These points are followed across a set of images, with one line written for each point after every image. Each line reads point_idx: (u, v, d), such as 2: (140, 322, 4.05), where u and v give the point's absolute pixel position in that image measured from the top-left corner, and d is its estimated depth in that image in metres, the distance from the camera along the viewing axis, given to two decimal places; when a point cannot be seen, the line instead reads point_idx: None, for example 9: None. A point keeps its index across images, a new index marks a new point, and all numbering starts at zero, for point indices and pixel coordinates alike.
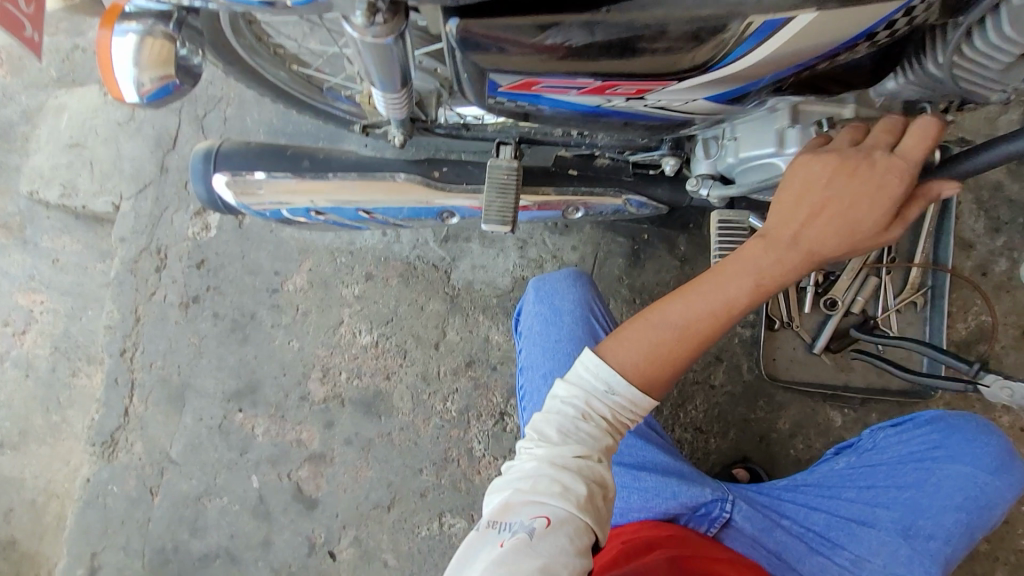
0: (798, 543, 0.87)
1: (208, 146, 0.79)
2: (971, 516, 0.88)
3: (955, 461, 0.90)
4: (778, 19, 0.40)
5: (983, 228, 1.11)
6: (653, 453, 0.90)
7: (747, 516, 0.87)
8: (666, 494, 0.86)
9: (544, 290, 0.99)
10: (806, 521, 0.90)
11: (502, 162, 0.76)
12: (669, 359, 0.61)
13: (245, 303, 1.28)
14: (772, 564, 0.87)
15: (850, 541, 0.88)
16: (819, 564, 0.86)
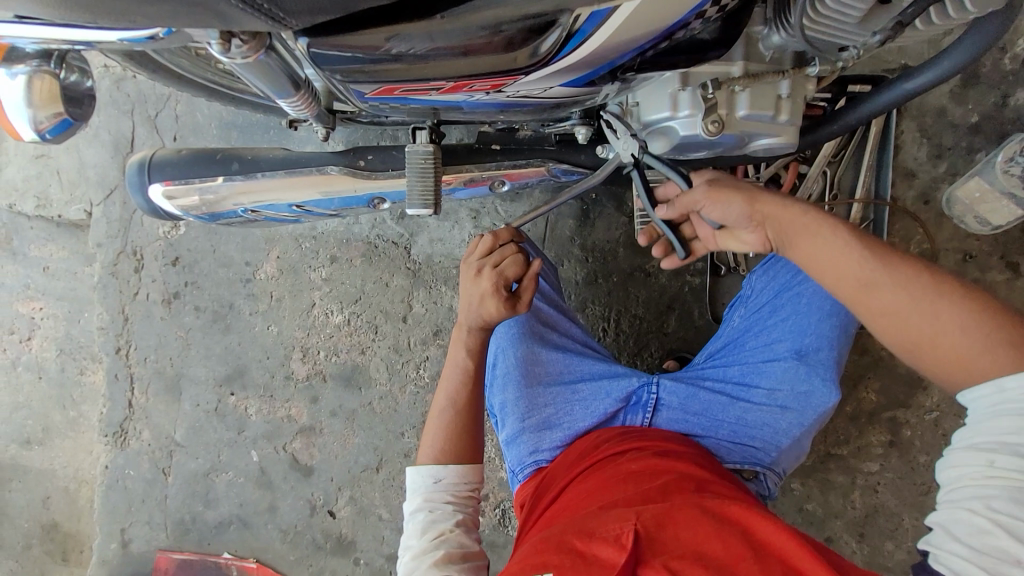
0: (718, 398, 0.92)
1: (144, 157, 0.83)
2: (844, 316, 0.85)
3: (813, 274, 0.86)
4: (604, 10, 0.42)
5: (926, 156, 1.11)
6: (591, 365, 0.95)
7: (672, 390, 0.93)
8: (602, 395, 0.93)
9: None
10: (724, 377, 0.93)
11: (419, 147, 0.78)
12: (458, 430, 0.79)
13: (222, 295, 1.35)
14: (702, 425, 0.93)
15: (760, 378, 0.90)
16: (740, 410, 0.91)
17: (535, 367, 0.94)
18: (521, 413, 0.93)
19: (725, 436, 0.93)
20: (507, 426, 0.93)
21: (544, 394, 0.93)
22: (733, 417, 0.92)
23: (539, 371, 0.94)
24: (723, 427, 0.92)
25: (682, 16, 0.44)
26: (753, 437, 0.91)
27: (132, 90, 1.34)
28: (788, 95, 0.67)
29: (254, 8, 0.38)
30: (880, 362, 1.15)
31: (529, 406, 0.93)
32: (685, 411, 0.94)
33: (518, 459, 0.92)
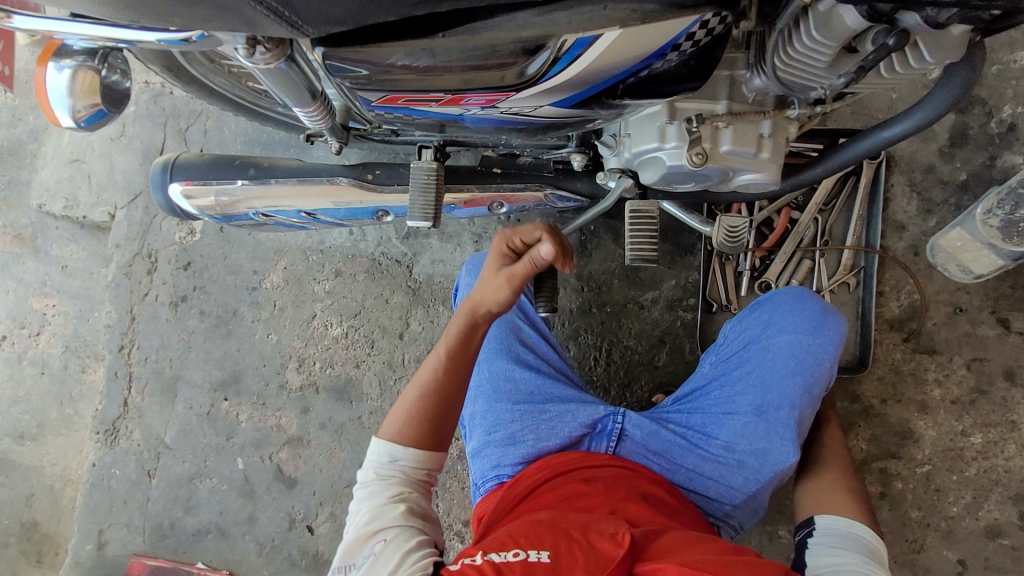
0: (678, 440, 0.92)
1: (168, 159, 0.89)
2: (807, 377, 0.86)
3: (780, 332, 0.89)
4: (588, 37, 0.47)
5: (915, 209, 1.14)
6: (561, 389, 0.97)
7: (637, 423, 0.92)
8: (566, 417, 0.93)
9: (471, 264, 1.04)
10: (687, 422, 0.93)
11: (424, 164, 0.83)
12: (425, 411, 0.78)
13: (227, 301, 1.39)
14: (662, 466, 0.92)
15: (718, 430, 0.90)
16: (698, 457, 0.91)
17: (507, 384, 0.97)
18: (488, 426, 0.95)
19: (681, 479, 0.91)
20: (474, 438, 0.96)
21: (510, 410, 0.95)
22: (690, 462, 0.91)
23: (510, 389, 0.97)
24: (680, 471, 0.91)
25: (659, 47, 0.49)
26: (709, 487, 0.90)
27: (167, 104, 1.43)
28: (769, 135, 0.71)
29: (276, 14, 0.43)
30: (872, 411, 1.15)
31: (496, 421, 0.95)
32: (648, 450, 0.93)
33: (480, 473, 0.94)
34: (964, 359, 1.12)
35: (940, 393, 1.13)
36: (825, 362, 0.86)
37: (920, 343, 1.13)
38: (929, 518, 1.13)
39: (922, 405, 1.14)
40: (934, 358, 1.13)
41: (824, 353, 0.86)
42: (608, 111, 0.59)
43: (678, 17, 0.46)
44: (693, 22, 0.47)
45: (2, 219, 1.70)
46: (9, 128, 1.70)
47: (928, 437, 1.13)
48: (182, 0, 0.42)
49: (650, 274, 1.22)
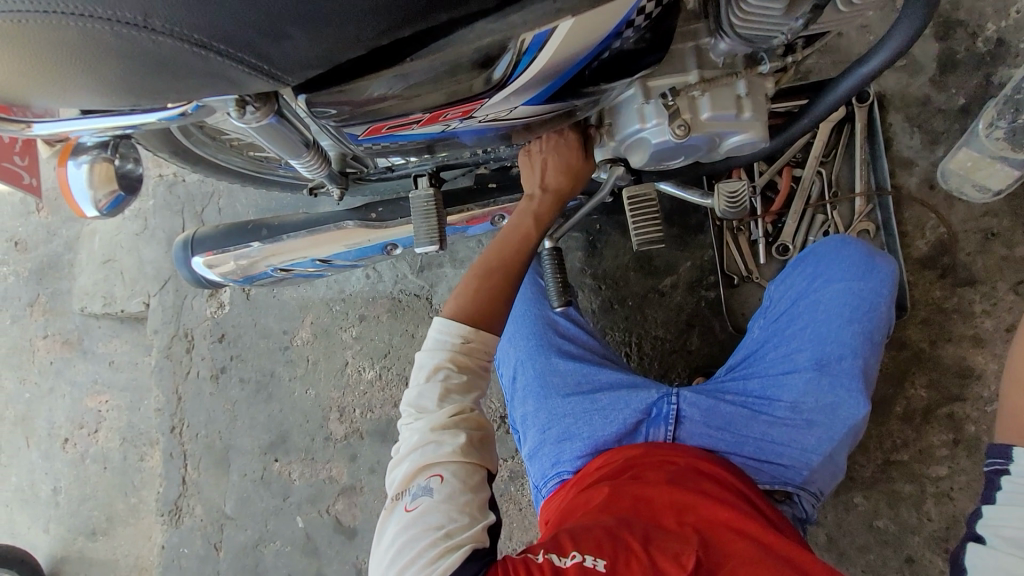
0: (740, 411, 0.89)
1: (188, 235, 0.94)
2: (865, 322, 0.85)
3: (828, 283, 0.88)
4: (544, 32, 0.49)
5: (920, 143, 1.12)
6: (609, 375, 0.95)
7: (692, 402, 0.90)
8: (621, 405, 0.91)
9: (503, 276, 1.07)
10: (745, 390, 0.91)
11: (421, 192, 0.87)
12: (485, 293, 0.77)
13: (264, 364, 1.44)
14: (727, 441, 0.88)
15: (781, 391, 0.88)
16: (764, 424, 0.87)
17: (553, 377, 0.96)
18: (541, 424, 0.94)
19: (749, 453, 0.87)
20: (529, 439, 0.95)
21: (562, 404, 0.94)
22: (757, 433, 0.88)
23: (557, 382, 0.96)
24: (748, 443, 0.88)
25: (615, 26, 0.51)
26: (781, 453, 0.87)
27: (182, 192, 1.53)
28: (747, 94, 0.72)
29: (256, 70, 0.47)
30: (924, 356, 1.10)
31: (550, 417, 0.94)
32: (708, 426, 0.89)
33: (541, 473, 0.92)
34: (1010, 284, 1.07)
35: (992, 324, 1.08)
36: (881, 305, 0.86)
37: (958, 276, 1.09)
38: None
39: (976, 340, 1.08)
40: (977, 289, 1.08)
41: (875, 298, 0.86)
42: (582, 99, 0.61)
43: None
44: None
45: (50, 328, 1.81)
46: (46, 244, 1.83)
47: (991, 372, 1.08)
48: (171, 78, 0.47)
49: (665, 260, 1.22)
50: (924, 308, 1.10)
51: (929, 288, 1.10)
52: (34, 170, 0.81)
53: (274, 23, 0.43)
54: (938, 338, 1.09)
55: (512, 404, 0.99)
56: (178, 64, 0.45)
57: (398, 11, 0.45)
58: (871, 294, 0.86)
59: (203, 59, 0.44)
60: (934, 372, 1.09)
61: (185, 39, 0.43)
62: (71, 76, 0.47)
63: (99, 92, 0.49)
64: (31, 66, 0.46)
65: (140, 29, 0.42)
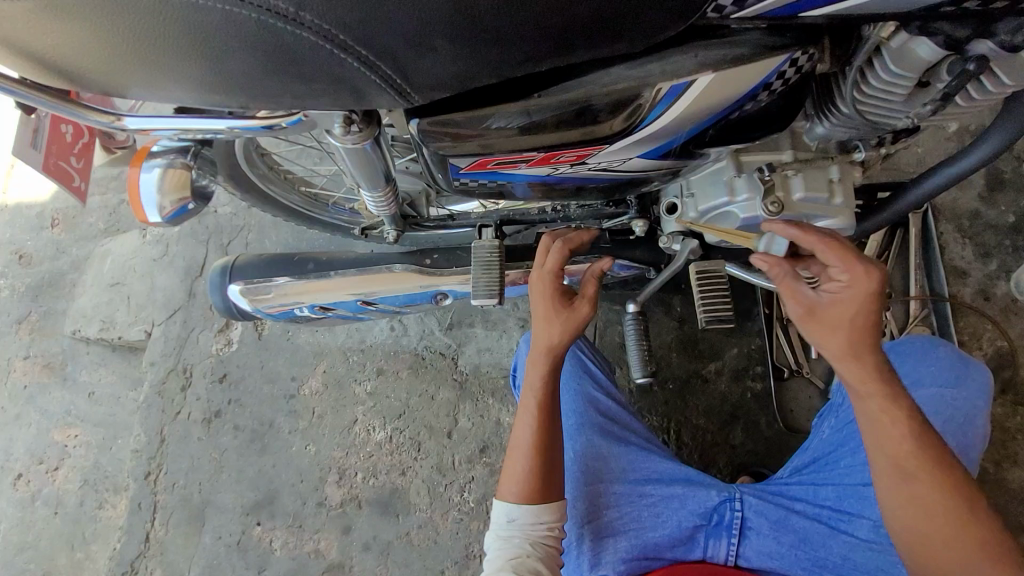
0: (815, 526, 0.76)
1: (227, 261, 0.89)
2: (958, 436, 0.76)
3: (919, 385, 0.80)
4: (681, 84, 0.48)
5: (973, 254, 1.12)
6: (659, 464, 0.82)
7: (759, 510, 0.78)
8: (674, 505, 0.79)
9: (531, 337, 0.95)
10: (816, 498, 0.79)
11: (483, 242, 0.83)
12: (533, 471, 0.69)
13: (264, 413, 1.32)
14: (801, 562, 0.76)
15: (864, 506, 0.75)
16: (845, 545, 0.74)
17: (599, 464, 0.81)
18: (582, 515, 0.77)
19: None
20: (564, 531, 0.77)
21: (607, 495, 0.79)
22: (838, 556, 0.74)
23: (604, 470, 0.80)
24: (827, 568, 0.75)
25: (751, 88, 0.50)
26: None
27: (212, 223, 1.49)
28: (838, 179, 0.71)
29: (388, 82, 0.44)
30: (988, 477, 1.02)
31: (591, 507, 0.78)
32: (779, 543, 0.77)
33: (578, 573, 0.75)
34: None
35: None
36: (977, 417, 0.77)
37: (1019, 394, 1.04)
38: None
39: None
40: None
41: (970, 403, 0.78)
42: (690, 160, 0.59)
43: (766, 61, 0.47)
44: (776, 64, 0.48)
45: (34, 349, 1.68)
46: (51, 261, 1.74)
47: None
48: (296, 80, 0.44)
49: (708, 344, 1.16)
50: None
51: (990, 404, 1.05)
52: (88, 175, 0.74)
53: (423, 36, 0.41)
54: (1003, 460, 1.02)
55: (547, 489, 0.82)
56: (309, 63, 0.42)
57: (549, 41, 0.43)
58: (965, 403, 0.77)
59: (337, 62, 0.42)
60: (1003, 498, 1.01)
61: (330, 38, 0.41)
62: (189, 63, 0.44)
63: (205, 90, 0.46)
64: (147, 45, 0.43)
65: (287, 22, 0.40)
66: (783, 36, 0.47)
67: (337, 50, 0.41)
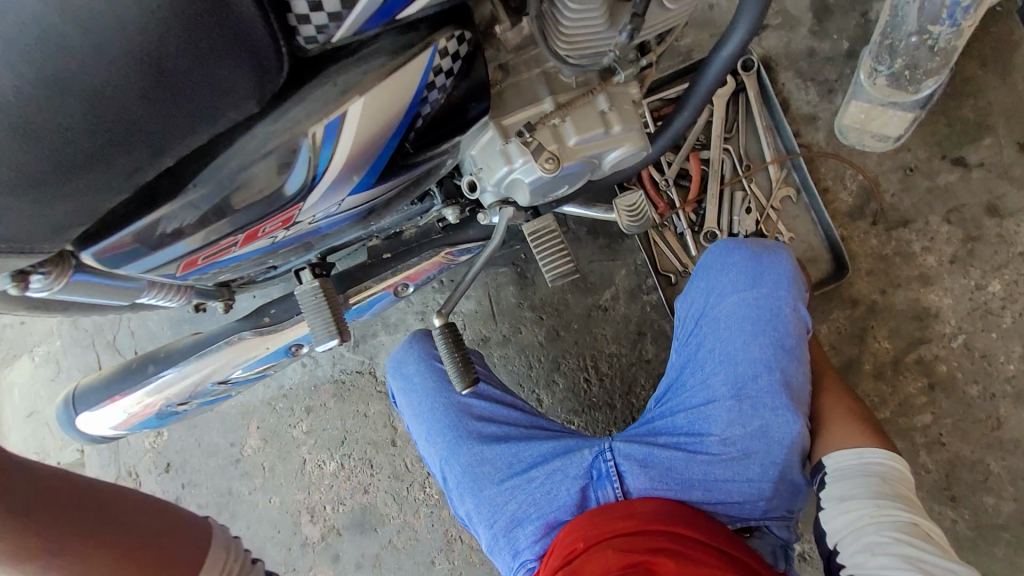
0: (677, 453, 0.77)
1: (70, 391, 0.85)
2: (771, 332, 0.78)
3: (725, 296, 0.80)
4: (336, 119, 0.43)
5: (817, 95, 1.09)
6: (537, 447, 0.82)
7: (627, 453, 0.78)
8: (558, 477, 0.79)
9: (393, 366, 0.90)
10: (676, 425, 0.80)
11: (306, 286, 0.79)
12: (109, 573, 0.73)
13: (219, 485, 1.33)
14: (673, 491, 0.76)
15: (711, 423, 0.77)
16: (704, 464, 0.76)
17: (483, 467, 0.82)
18: (489, 518, 0.81)
19: (700, 499, 0.76)
20: (482, 537, 0.81)
21: (500, 494, 0.80)
22: (700, 474, 0.76)
23: (488, 470, 0.82)
24: (695, 488, 0.76)
25: (418, 87, 0.46)
26: (732, 492, 0.76)
27: (89, 325, 1.42)
28: (610, 108, 0.67)
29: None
30: (878, 308, 1.06)
31: (492, 507, 0.80)
32: (651, 479, 0.77)
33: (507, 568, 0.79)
34: (941, 214, 1.05)
35: (935, 259, 1.05)
36: (783, 306, 0.79)
37: (889, 219, 1.06)
38: (990, 388, 1.03)
39: (923, 279, 1.05)
40: (912, 227, 1.05)
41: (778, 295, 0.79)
42: (418, 167, 0.54)
43: (404, 61, 0.43)
44: (420, 59, 0.44)
45: None
46: None
47: (946, 307, 1.05)
48: None
49: (598, 274, 1.15)
50: (865, 259, 1.07)
51: (865, 238, 1.07)
52: None
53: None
54: (888, 287, 1.06)
55: (452, 504, 0.85)
56: None
57: (140, 146, 0.38)
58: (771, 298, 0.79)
59: None
60: (894, 321, 1.05)
61: None
62: None
63: None
64: None
65: None
66: (416, 30, 0.43)
67: None
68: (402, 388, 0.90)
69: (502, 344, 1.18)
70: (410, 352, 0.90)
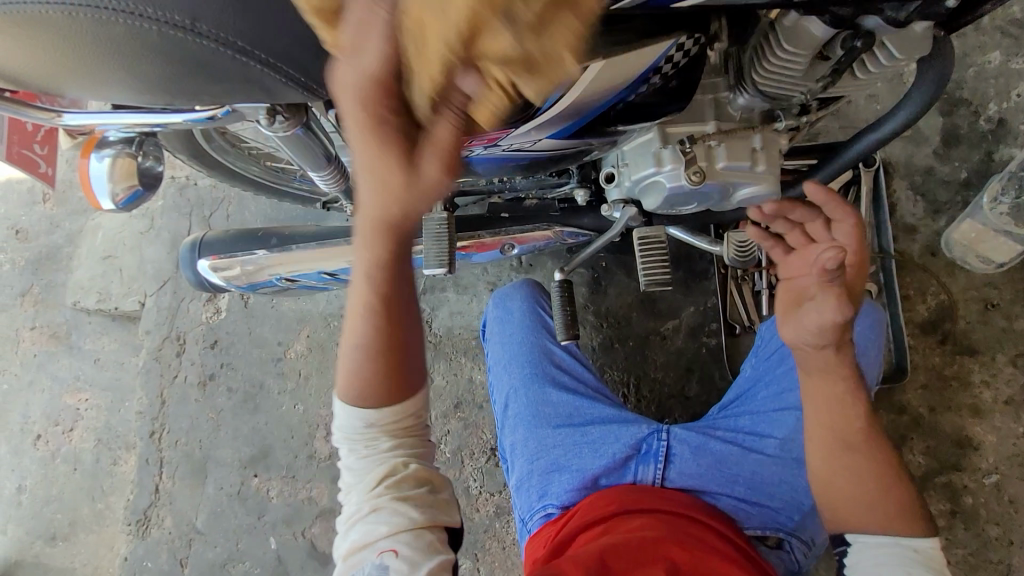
0: (730, 448, 0.87)
1: (197, 238, 0.94)
2: (854, 366, 0.84)
3: None
4: (573, 72, 0.51)
5: (923, 211, 1.15)
6: (600, 410, 0.93)
7: (683, 438, 0.88)
8: (610, 439, 0.90)
9: (497, 297, 1.05)
10: (736, 425, 0.89)
11: (433, 215, 0.87)
12: None
13: (254, 375, 1.41)
14: (717, 480, 0.86)
15: (772, 428, 0.86)
16: (755, 462, 0.85)
17: (546, 408, 0.95)
18: (531, 454, 0.93)
19: (740, 493, 0.85)
20: (518, 470, 0.94)
21: (552, 435, 0.93)
22: (749, 472, 0.85)
23: (550, 412, 0.95)
24: (738, 483, 0.85)
25: (644, 70, 0.53)
26: (773, 496, 0.84)
27: (193, 195, 1.53)
28: (762, 147, 0.74)
29: (294, 80, 0.50)
30: (921, 422, 1.09)
31: (539, 447, 0.93)
32: (698, 464, 0.87)
33: (526, 505, 0.90)
34: (1008, 356, 1.08)
35: (990, 395, 1.08)
36: (871, 349, 0.84)
37: (957, 344, 1.10)
38: (1011, 535, 1.04)
39: (974, 410, 1.09)
40: (977, 358, 1.09)
41: (865, 338, 0.86)
42: (601, 137, 0.63)
43: (649, 47, 0.50)
44: (659, 49, 0.51)
45: (39, 319, 1.77)
46: (46, 235, 1.80)
47: (988, 443, 1.07)
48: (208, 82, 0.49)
49: (667, 303, 1.22)
50: (923, 373, 1.11)
51: (929, 353, 1.11)
52: (52, 161, 0.79)
53: None
54: (937, 406, 1.09)
55: (502, 432, 0.99)
56: (214, 66, 0.47)
57: None
58: (861, 338, 0.86)
59: (244, 66, 0.48)
60: (932, 439, 1.08)
61: (233, 45, 0.46)
62: (112, 78, 0.49)
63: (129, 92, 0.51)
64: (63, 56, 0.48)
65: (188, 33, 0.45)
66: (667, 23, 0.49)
67: (240, 54, 0.47)
68: (497, 322, 1.05)
69: None
70: (512, 296, 1.05)
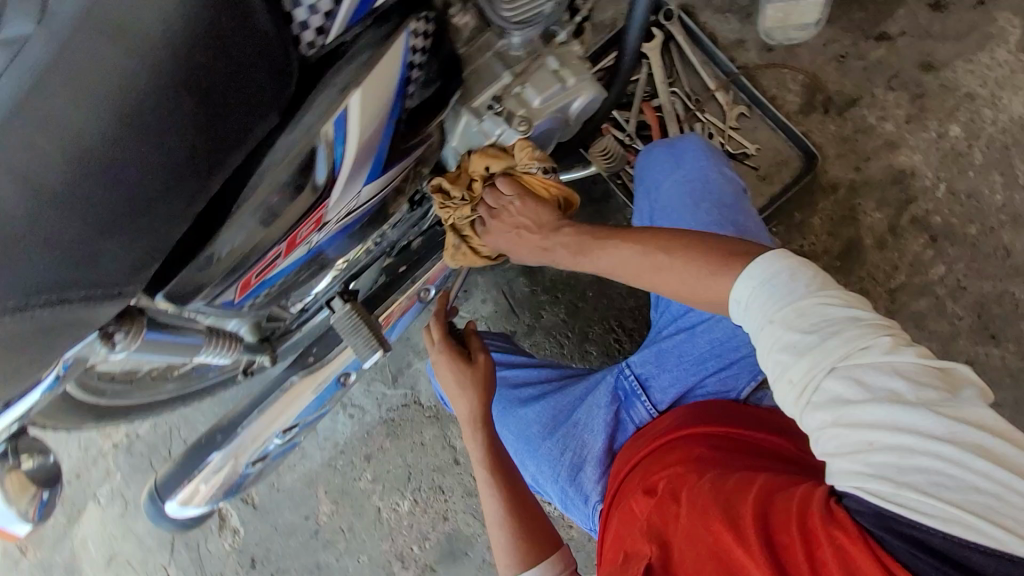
0: (680, 337, 0.85)
1: (153, 483, 0.89)
2: (707, 197, 0.88)
3: (661, 184, 0.92)
4: (340, 115, 0.49)
5: (738, 21, 1.18)
6: (573, 390, 0.92)
7: (641, 362, 0.87)
8: (591, 410, 0.89)
9: None
10: (672, 315, 0.87)
11: (340, 311, 0.83)
12: None
13: (304, 561, 1.33)
14: (692, 371, 0.83)
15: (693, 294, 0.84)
16: (706, 331, 0.83)
17: (527, 428, 0.91)
18: (549, 474, 0.89)
19: (717, 367, 0.82)
20: (552, 494, 0.89)
21: (551, 445, 0.89)
22: (709, 344, 0.83)
23: (532, 429, 0.91)
24: (709, 359, 0.83)
25: (401, 70, 0.53)
26: (740, 345, 0.81)
27: (142, 446, 1.43)
28: (560, 65, 0.73)
29: (92, 294, 0.42)
30: (859, 185, 1.13)
31: (550, 462, 0.88)
32: (671, 370, 0.85)
33: (585, 516, 0.86)
34: (883, 84, 1.14)
35: (893, 125, 1.13)
36: (707, 171, 0.90)
37: (839, 103, 1.14)
38: (988, 223, 1.10)
39: (890, 145, 1.13)
40: (863, 104, 1.14)
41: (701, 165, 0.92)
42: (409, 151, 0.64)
43: (391, 55, 0.51)
44: (399, 53, 0.52)
45: None
46: None
47: (919, 163, 1.12)
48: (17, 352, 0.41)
49: None
50: (831, 146, 1.14)
51: (824, 127, 1.15)
52: None
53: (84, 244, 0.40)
54: (861, 164, 1.13)
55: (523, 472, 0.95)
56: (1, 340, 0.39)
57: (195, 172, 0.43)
58: (690, 166, 0.92)
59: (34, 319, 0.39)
60: (878, 192, 1.12)
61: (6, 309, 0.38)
62: None
63: None
64: None
65: None
66: (389, 22, 0.50)
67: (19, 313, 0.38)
68: None
69: (530, 333, 1.22)
70: None
